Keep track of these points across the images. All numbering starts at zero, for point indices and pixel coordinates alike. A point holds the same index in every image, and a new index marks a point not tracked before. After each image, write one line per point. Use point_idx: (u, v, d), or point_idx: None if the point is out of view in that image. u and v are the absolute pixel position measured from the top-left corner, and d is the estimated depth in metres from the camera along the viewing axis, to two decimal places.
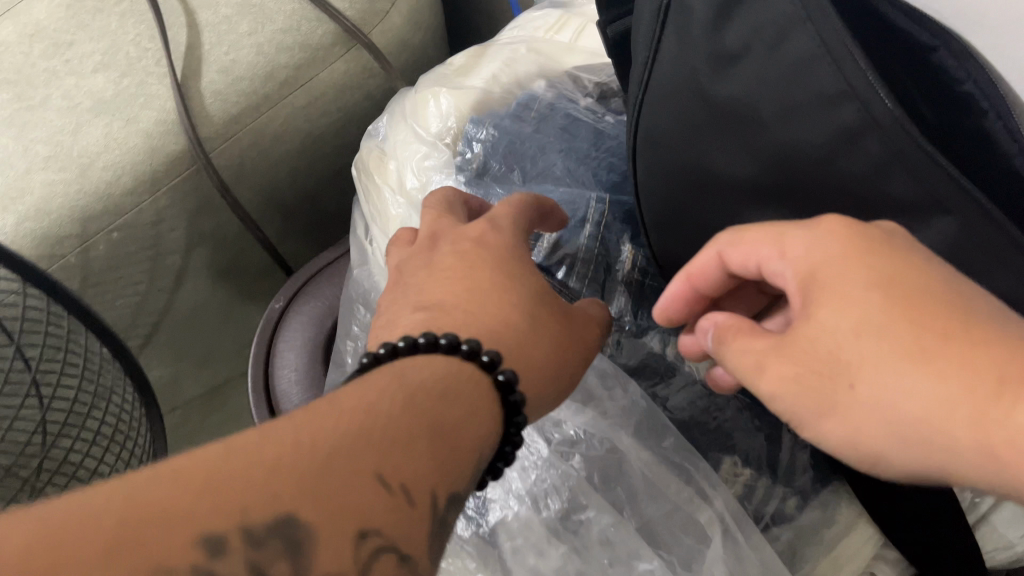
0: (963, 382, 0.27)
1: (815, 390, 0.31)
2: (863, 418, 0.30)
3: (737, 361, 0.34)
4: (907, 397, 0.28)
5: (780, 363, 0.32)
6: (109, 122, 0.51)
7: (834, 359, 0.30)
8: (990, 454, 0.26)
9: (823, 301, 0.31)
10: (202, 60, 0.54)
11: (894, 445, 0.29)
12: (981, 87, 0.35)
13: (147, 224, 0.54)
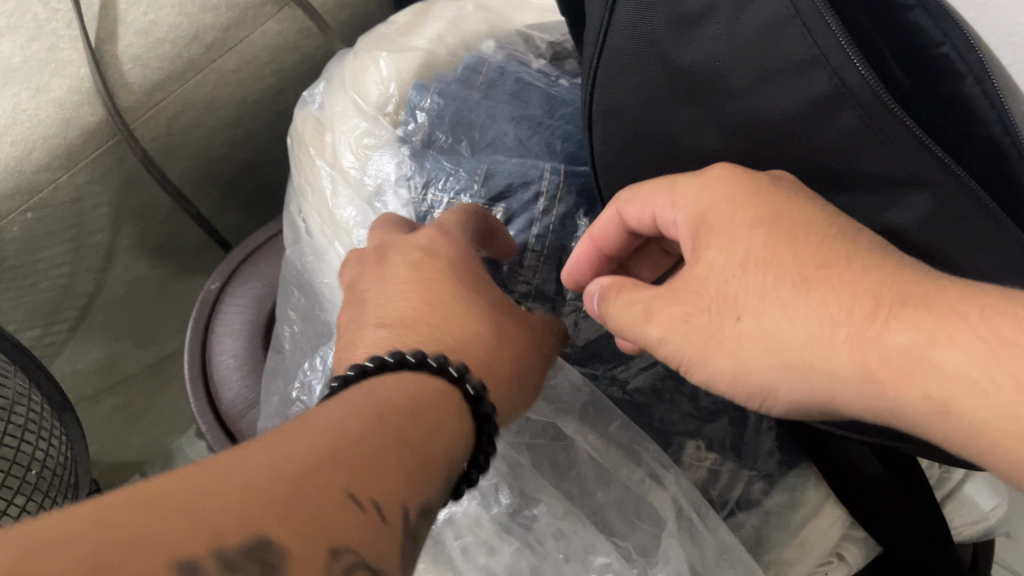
0: (840, 306, 0.27)
1: (705, 334, 0.31)
2: (751, 355, 0.29)
3: (627, 313, 0.34)
4: (792, 329, 0.28)
5: (668, 310, 0.32)
6: (14, 91, 0.45)
7: (720, 298, 0.30)
8: (871, 369, 0.26)
9: (707, 244, 0.31)
10: (117, 18, 0.48)
11: (779, 378, 0.29)
12: (958, 50, 0.32)
13: (65, 202, 0.49)
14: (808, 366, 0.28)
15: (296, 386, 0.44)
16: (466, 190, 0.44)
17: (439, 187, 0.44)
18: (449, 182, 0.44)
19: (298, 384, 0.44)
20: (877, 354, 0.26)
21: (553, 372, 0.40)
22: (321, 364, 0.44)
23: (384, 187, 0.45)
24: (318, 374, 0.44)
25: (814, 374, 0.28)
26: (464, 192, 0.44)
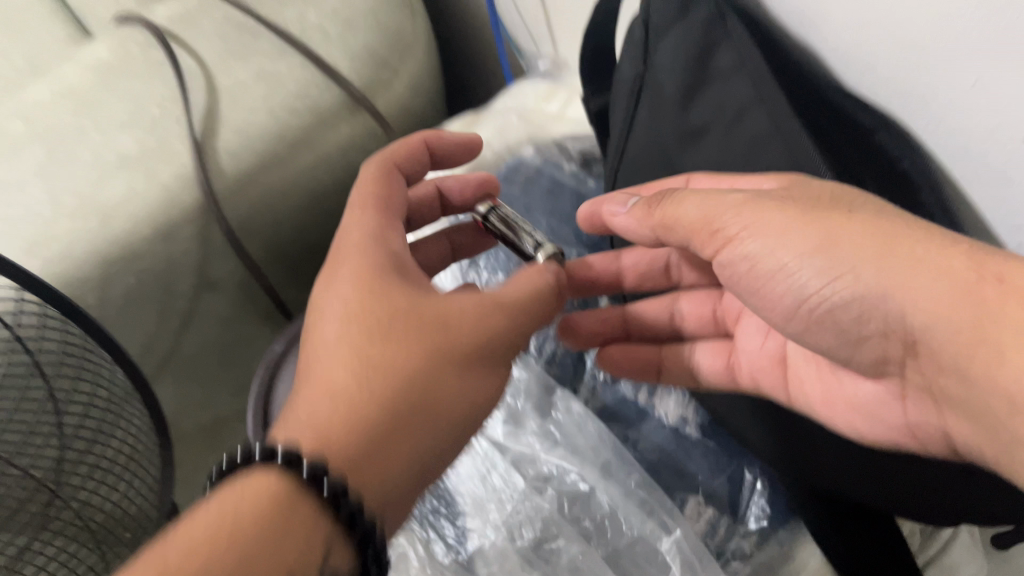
0: (969, 270, 0.30)
1: (835, 261, 0.34)
2: (877, 290, 0.33)
3: (697, 208, 0.38)
4: (924, 284, 0.31)
5: (794, 236, 0.35)
6: (130, 177, 0.56)
7: (862, 247, 0.33)
8: (985, 321, 0.29)
9: (842, 206, 0.34)
10: (221, 119, 0.58)
11: (893, 309, 0.32)
12: (915, 164, 0.39)
13: (161, 270, 0.57)
14: (936, 316, 0.31)
15: None
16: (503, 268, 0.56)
17: (481, 267, 0.56)
18: (489, 263, 0.56)
19: None
20: (1001, 297, 0.29)
21: (577, 430, 0.46)
22: None
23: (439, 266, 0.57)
24: None
25: (932, 319, 0.31)
26: (501, 271, 0.56)
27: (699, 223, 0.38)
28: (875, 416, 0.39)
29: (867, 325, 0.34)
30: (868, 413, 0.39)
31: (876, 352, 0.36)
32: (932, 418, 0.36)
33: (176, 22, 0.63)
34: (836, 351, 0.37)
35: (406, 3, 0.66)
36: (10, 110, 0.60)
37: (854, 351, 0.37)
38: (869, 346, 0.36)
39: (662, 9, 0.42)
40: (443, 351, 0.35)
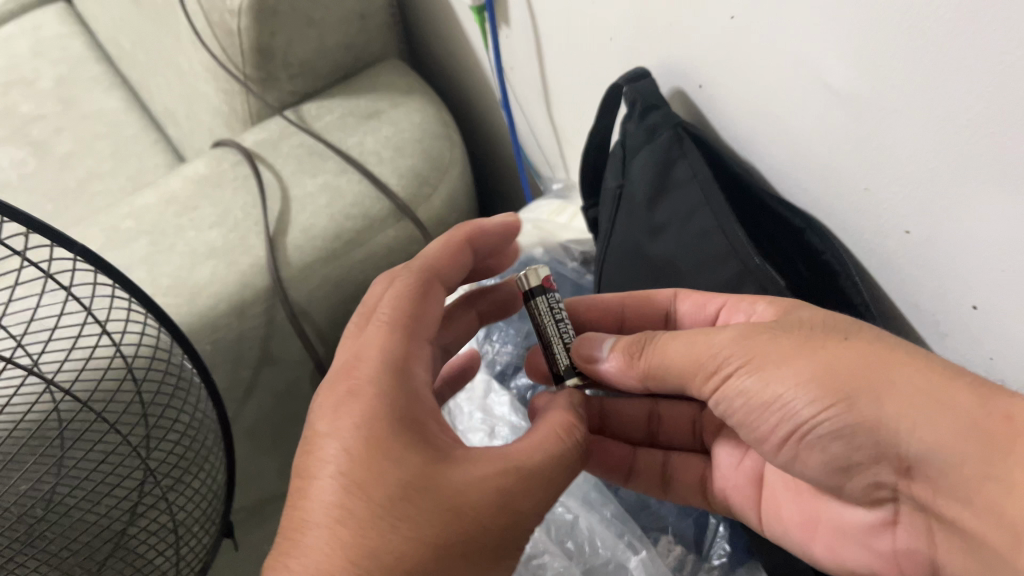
0: (974, 406, 0.36)
1: (828, 394, 0.39)
2: (874, 418, 0.38)
3: (685, 351, 0.43)
4: (918, 415, 0.37)
5: (792, 371, 0.39)
6: (215, 264, 0.69)
7: (852, 378, 0.38)
8: (992, 444, 0.35)
9: (836, 336, 0.39)
10: (291, 221, 0.72)
11: (886, 435, 0.38)
12: (835, 257, 0.50)
13: (233, 341, 0.69)
14: (931, 445, 0.37)
15: None
16: (512, 340, 0.68)
17: (494, 340, 0.69)
18: (501, 337, 0.69)
19: None
20: (1003, 433, 0.35)
21: None
22: None
23: None
24: None
25: (932, 445, 0.37)
26: (510, 343, 0.68)
27: (691, 364, 0.43)
28: (858, 538, 0.44)
29: (859, 452, 0.39)
30: (856, 537, 0.44)
31: (865, 480, 0.41)
32: (920, 544, 0.41)
33: (260, 147, 0.78)
34: (823, 471, 0.42)
35: (447, 134, 0.81)
36: (123, 211, 0.74)
37: (844, 480, 0.42)
38: (857, 474, 0.41)
39: (635, 135, 0.56)
40: (450, 529, 0.37)
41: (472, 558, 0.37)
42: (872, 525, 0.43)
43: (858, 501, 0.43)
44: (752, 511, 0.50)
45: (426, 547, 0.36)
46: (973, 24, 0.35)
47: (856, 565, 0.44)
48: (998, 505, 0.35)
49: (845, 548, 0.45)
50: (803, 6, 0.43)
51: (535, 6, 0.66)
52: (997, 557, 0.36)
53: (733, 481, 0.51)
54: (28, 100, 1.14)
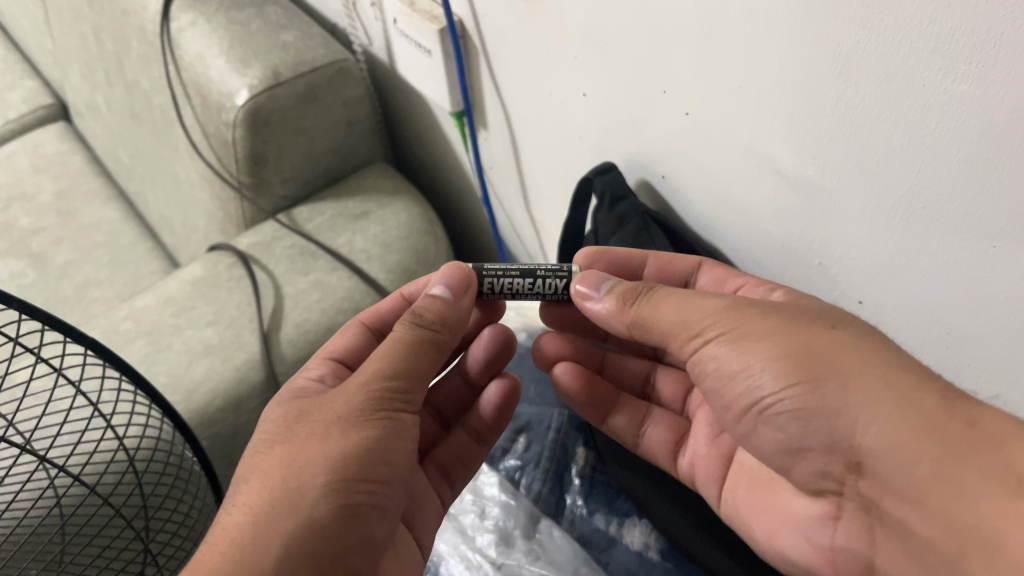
0: (940, 410, 0.38)
1: (796, 371, 0.42)
2: (833, 403, 0.41)
3: (674, 314, 0.47)
4: (883, 402, 0.39)
5: (769, 346, 0.43)
6: (211, 361, 0.71)
7: (823, 361, 0.41)
8: (948, 450, 0.38)
9: (819, 326, 0.42)
10: (285, 317, 0.75)
11: (841, 424, 0.41)
12: None
13: (228, 435, 0.71)
14: (890, 442, 0.39)
15: None
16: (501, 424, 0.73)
17: None
18: None
19: None
20: (969, 437, 0.38)
21: (554, 548, 0.63)
22: None
23: None
24: None
25: (889, 442, 0.39)
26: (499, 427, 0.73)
27: (671, 330, 0.47)
28: (797, 528, 0.47)
29: (812, 432, 0.42)
30: (795, 525, 0.47)
31: (814, 466, 0.44)
32: (857, 544, 0.44)
33: (254, 248, 0.82)
34: (781, 447, 0.45)
35: (432, 231, 0.86)
36: (123, 313, 0.77)
37: (794, 462, 0.45)
38: (811, 455, 0.43)
39: (605, 224, 0.64)
40: (297, 478, 0.42)
41: (349, 495, 0.42)
42: (818, 517, 0.46)
43: (808, 489, 0.46)
44: (715, 493, 0.54)
45: (291, 491, 0.41)
46: (898, 110, 0.39)
47: (795, 555, 0.47)
48: (948, 508, 0.37)
49: (785, 538, 0.48)
50: (750, 101, 0.47)
51: (510, 109, 0.71)
52: (941, 559, 0.39)
53: (702, 468, 0.55)
54: (27, 214, 1.18)
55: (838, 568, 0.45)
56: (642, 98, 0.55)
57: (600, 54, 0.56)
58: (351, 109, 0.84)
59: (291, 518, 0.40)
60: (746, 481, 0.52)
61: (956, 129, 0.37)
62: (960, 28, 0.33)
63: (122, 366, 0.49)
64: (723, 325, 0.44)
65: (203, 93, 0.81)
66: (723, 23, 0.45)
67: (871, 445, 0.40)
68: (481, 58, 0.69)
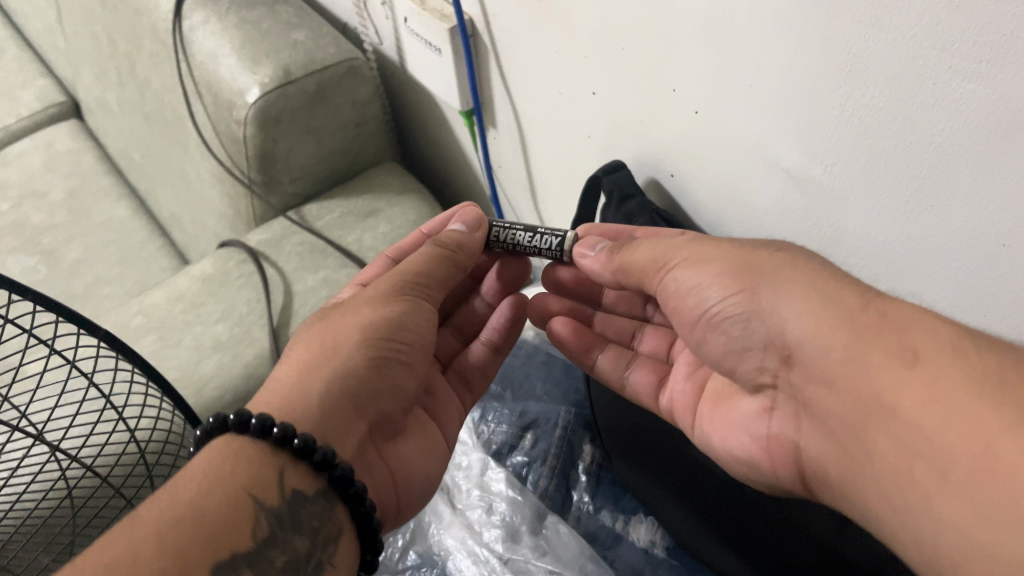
0: (854, 303, 0.40)
1: (733, 278, 0.45)
2: (764, 302, 0.44)
3: (648, 254, 0.50)
4: (804, 300, 0.42)
5: (714, 266, 0.46)
6: (220, 357, 0.72)
7: (758, 271, 0.44)
8: (856, 336, 0.39)
9: (762, 249, 0.45)
10: (294, 314, 0.76)
11: (766, 322, 0.44)
12: None
13: None
14: (811, 337, 0.41)
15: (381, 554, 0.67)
16: (508, 419, 0.73)
17: (489, 419, 0.73)
18: (496, 416, 0.73)
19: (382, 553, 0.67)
20: (877, 325, 0.39)
21: (561, 544, 0.63)
22: (399, 539, 0.68)
23: None
24: (396, 546, 0.68)
25: (810, 339, 0.41)
26: (505, 423, 0.73)
27: (645, 268, 0.50)
28: (743, 424, 0.49)
29: (751, 335, 0.45)
30: (739, 424, 0.50)
31: (754, 363, 0.46)
32: (788, 431, 0.46)
33: (264, 246, 0.83)
34: (726, 348, 0.47)
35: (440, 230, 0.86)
36: (133, 309, 0.78)
37: (737, 361, 0.47)
38: (750, 352, 0.46)
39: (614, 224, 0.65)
40: (335, 344, 0.50)
41: (379, 349, 0.51)
42: (758, 411, 0.48)
43: (749, 385, 0.48)
44: (687, 420, 0.54)
45: (332, 349, 0.50)
46: (906, 111, 0.39)
47: (741, 451, 0.49)
48: (855, 388, 0.39)
49: (732, 437, 0.50)
50: (758, 100, 0.47)
51: (519, 109, 0.71)
52: (856, 440, 0.39)
53: (676, 398, 0.56)
54: (39, 212, 1.19)
55: (773, 455, 0.47)
56: (651, 97, 0.56)
57: (609, 54, 0.56)
58: (361, 108, 0.85)
59: (329, 370, 0.49)
60: (711, 397, 0.53)
61: (964, 130, 0.37)
62: (969, 30, 0.34)
63: (135, 360, 0.49)
64: (684, 252, 0.48)
65: (214, 91, 0.82)
66: (732, 24, 0.45)
67: (795, 342, 0.42)
68: (491, 58, 0.70)
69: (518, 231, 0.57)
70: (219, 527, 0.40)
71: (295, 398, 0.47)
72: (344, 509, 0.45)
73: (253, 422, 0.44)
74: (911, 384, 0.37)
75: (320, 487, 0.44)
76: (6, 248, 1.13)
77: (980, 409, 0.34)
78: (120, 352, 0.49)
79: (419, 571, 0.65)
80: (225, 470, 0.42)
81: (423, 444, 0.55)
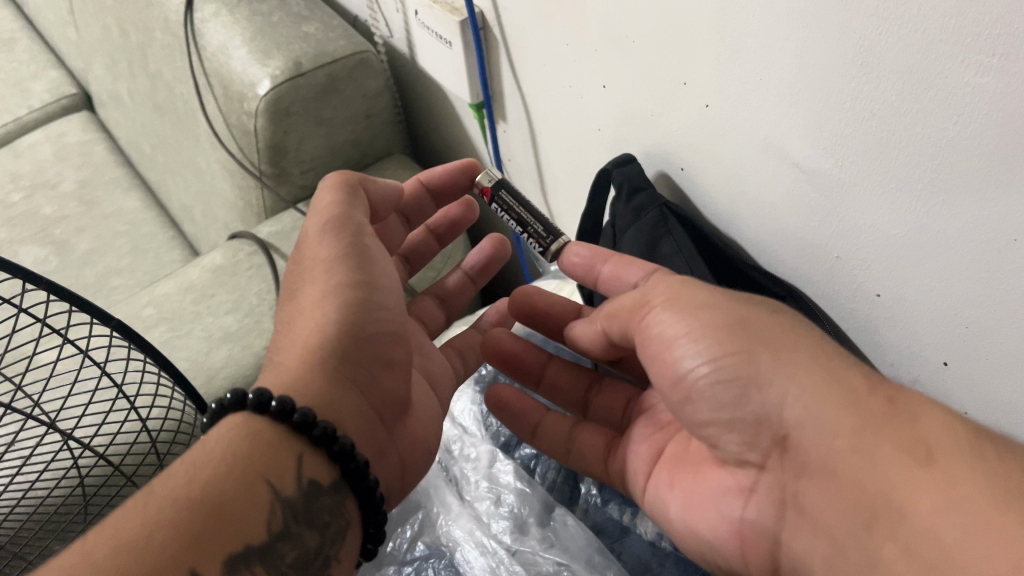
0: (862, 389, 0.41)
1: (727, 344, 0.44)
2: (759, 373, 0.43)
3: (634, 297, 0.50)
4: (808, 376, 0.42)
5: (710, 317, 0.45)
6: (231, 347, 0.72)
7: (760, 340, 0.44)
8: (864, 423, 0.40)
9: (762, 310, 0.46)
10: None
11: (759, 391, 0.43)
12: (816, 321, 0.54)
13: None
14: (814, 416, 0.42)
15: (389, 544, 0.67)
16: None
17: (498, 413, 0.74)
18: None
19: (390, 543, 0.67)
20: (884, 411, 0.40)
21: (568, 535, 0.63)
22: (407, 530, 0.68)
23: (462, 410, 0.74)
24: (404, 537, 0.67)
25: (811, 420, 0.42)
26: None
27: (631, 312, 0.50)
28: (714, 499, 0.49)
29: (744, 404, 0.44)
30: (711, 504, 0.49)
31: (738, 441, 0.46)
32: (769, 520, 0.46)
33: (274, 237, 0.84)
34: (707, 419, 0.46)
35: None
36: (144, 299, 0.78)
37: (720, 436, 0.46)
38: (739, 426, 0.45)
39: (623, 217, 0.65)
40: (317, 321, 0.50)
41: (361, 325, 0.50)
42: (732, 491, 0.48)
43: (730, 460, 0.47)
44: (641, 484, 0.56)
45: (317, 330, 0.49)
46: (919, 103, 0.39)
47: (711, 532, 0.49)
48: (855, 479, 0.40)
49: (702, 514, 0.49)
50: (770, 93, 0.47)
51: (530, 102, 0.71)
52: (851, 533, 0.40)
53: (632, 458, 0.57)
54: (50, 202, 1.20)
55: (746, 544, 0.47)
56: (661, 90, 0.55)
57: (621, 47, 0.56)
58: (371, 101, 0.85)
59: (322, 345, 0.49)
60: (672, 461, 0.54)
61: (978, 123, 0.37)
62: (983, 23, 0.34)
63: (149, 351, 0.50)
64: (671, 293, 0.48)
65: (225, 83, 0.82)
66: (743, 15, 0.45)
67: (794, 419, 0.43)
68: (501, 51, 0.70)
69: (535, 224, 0.61)
70: (239, 513, 0.41)
71: (300, 383, 0.48)
72: (354, 502, 0.47)
73: (272, 403, 0.44)
74: (924, 483, 0.37)
75: (335, 479, 0.46)
76: (18, 239, 1.14)
77: (994, 513, 0.35)
78: (135, 344, 0.49)
79: (428, 562, 0.65)
80: (244, 452, 0.43)
81: (425, 419, 0.57)
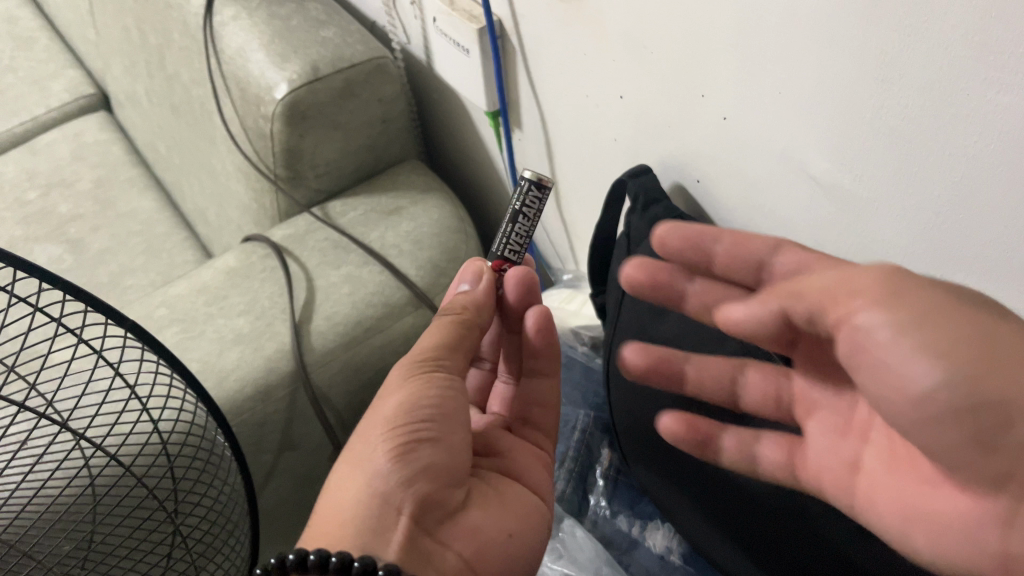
0: None
1: (956, 355, 0.34)
2: (1008, 391, 0.33)
3: (834, 280, 0.39)
4: None
5: (914, 322, 0.35)
6: (241, 350, 0.72)
7: (977, 347, 0.34)
8: None
9: (992, 315, 0.35)
10: (315, 309, 0.76)
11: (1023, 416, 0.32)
12: None
13: (257, 423, 0.72)
14: None
15: None
16: None
17: None
18: None
19: None
20: None
21: (574, 546, 0.63)
22: None
23: None
24: None
25: None
26: None
27: (826, 300, 0.39)
28: (962, 531, 0.37)
29: (983, 445, 0.34)
30: (950, 532, 0.38)
31: (998, 469, 0.34)
32: None
33: (287, 241, 0.84)
34: (939, 435, 0.35)
35: (462, 227, 0.86)
36: (157, 300, 0.79)
37: (954, 459, 0.35)
38: (999, 453, 0.34)
39: (638, 228, 0.62)
40: (377, 419, 0.50)
41: (404, 422, 0.49)
42: (989, 521, 0.36)
43: (980, 484, 0.35)
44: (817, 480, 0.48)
45: (377, 428, 0.50)
46: (939, 119, 0.38)
47: (959, 564, 0.38)
48: None
49: (943, 541, 0.38)
50: (789, 105, 0.47)
51: (546, 110, 0.71)
52: None
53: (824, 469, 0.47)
54: (66, 201, 1.20)
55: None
56: (679, 102, 0.55)
57: (638, 58, 0.56)
58: (387, 106, 0.85)
59: (376, 444, 0.48)
60: (886, 460, 0.43)
61: (1000, 141, 0.36)
62: (1004, 39, 0.33)
63: (163, 354, 0.49)
64: (873, 293, 0.37)
65: (243, 86, 0.82)
66: (763, 28, 0.45)
67: None
68: (518, 59, 0.70)
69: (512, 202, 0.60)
70: None
71: (346, 501, 0.47)
72: None
73: (332, 560, 0.42)
74: None
75: None
76: (34, 236, 1.15)
77: None
78: (149, 346, 0.49)
79: None
80: None
81: (513, 496, 0.54)
